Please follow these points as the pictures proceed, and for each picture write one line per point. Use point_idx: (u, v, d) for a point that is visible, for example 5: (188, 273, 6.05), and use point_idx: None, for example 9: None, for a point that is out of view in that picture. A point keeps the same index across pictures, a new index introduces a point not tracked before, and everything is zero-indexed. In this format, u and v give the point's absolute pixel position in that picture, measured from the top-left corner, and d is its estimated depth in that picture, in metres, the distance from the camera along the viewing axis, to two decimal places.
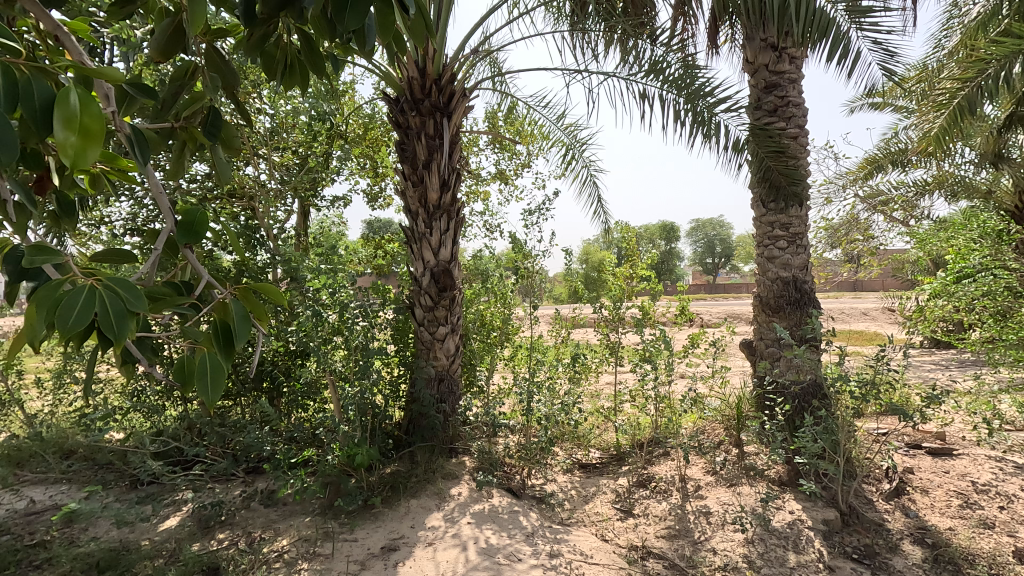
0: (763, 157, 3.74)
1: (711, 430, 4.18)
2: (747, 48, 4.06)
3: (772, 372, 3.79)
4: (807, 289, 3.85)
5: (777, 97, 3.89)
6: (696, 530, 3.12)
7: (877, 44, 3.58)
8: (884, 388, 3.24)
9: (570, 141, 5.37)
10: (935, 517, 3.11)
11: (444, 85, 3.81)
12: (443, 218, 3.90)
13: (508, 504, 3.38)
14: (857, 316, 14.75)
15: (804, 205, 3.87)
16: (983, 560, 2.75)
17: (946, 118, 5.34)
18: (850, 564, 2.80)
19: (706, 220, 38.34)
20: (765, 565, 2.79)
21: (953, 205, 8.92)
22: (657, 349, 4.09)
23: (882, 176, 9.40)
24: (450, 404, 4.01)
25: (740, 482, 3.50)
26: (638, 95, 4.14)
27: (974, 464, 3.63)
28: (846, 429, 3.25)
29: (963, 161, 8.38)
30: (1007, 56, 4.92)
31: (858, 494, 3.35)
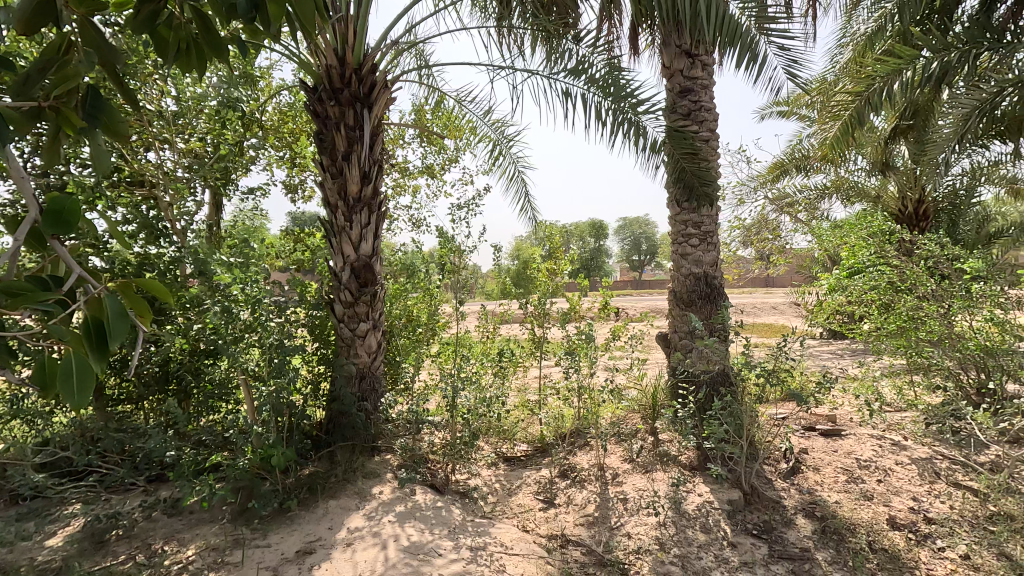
0: (678, 158, 3.95)
1: (630, 420, 4.35)
2: (663, 53, 4.24)
3: (684, 362, 3.98)
4: (717, 284, 4.09)
5: (691, 101, 4.10)
6: (613, 517, 3.25)
7: (783, 50, 3.83)
8: (783, 376, 3.49)
9: (497, 137, 5.40)
10: (825, 492, 3.41)
11: (364, 75, 3.72)
12: (363, 211, 3.79)
13: (431, 500, 3.37)
14: (767, 310, 15.75)
15: (714, 206, 4.09)
16: (861, 529, 3.05)
17: (841, 128, 5.80)
18: (750, 539, 3.01)
19: (634, 219, 39.71)
20: (676, 546, 2.95)
21: (847, 208, 9.75)
22: (579, 344, 4.19)
23: (788, 180, 10.13)
24: (373, 402, 3.92)
25: (654, 468, 3.66)
26: (562, 94, 4.21)
27: (859, 443, 4.00)
28: (750, 414, 3.49)
29: (856, 167, 9.20)
30: (892, 73, 5.43)
31: (758, 474, 3.60)
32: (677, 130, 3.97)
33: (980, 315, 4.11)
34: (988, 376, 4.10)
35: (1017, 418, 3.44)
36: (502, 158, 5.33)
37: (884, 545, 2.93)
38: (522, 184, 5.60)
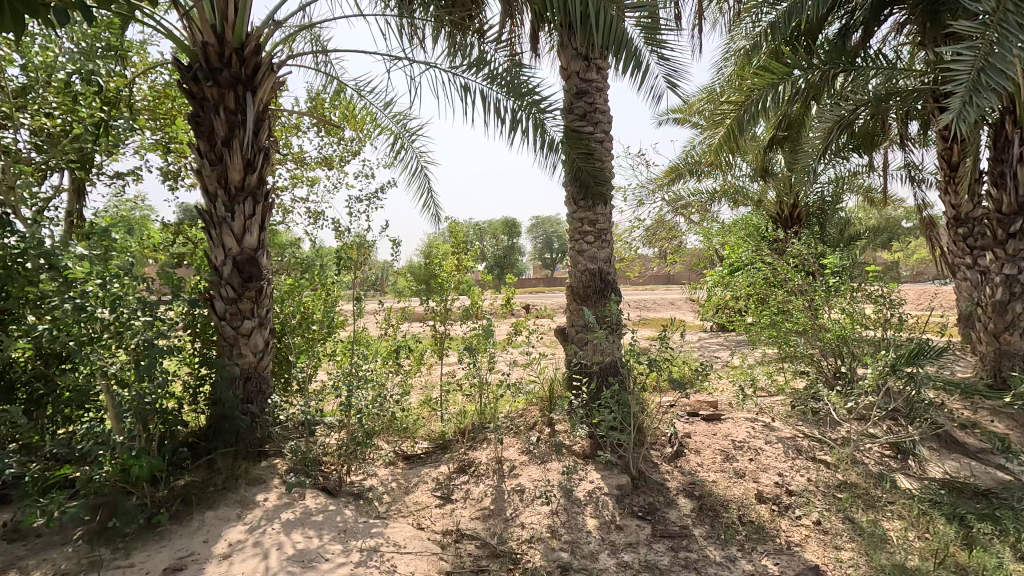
0: (574, 158, 4.07)
1: (529, 413, 4.44)
2: (560, 54, 4.34)
3: (578, 354, 4.12)
4: (611, 280, 4.26)
5: (586, 103, 4.24)
6: (508, 508, 3.30)
7: (663, 61, 4.07)
8: (667, 365, 3.71)
9: (399, 129, 5.28)
10: (703, 472, 3.67)
11: (247, 56, 3.49)
12: (247, 201, 3.56)
13: (322, 504, 3.23)
14: (667, 305, 16.71)
15: (607, 205, 4.26)
16: (732, 504, 3.32)
17: (724, 135, 6.26)
18: (635, 521, 3.17)
19: (545, 218, 40.61)
20: (567, 532, 3.05)
21: (734, 210, 10.57)
22: (478, 340, 4.19)
23: (683, 183, 10.80)
24: (259, 404, 3.69)
25: (550, 458, 3.77)
26: (461, 89, 4.19)
27: (735, 425, 4.35)
28: (637, 403, 3.67)
29: (741, 173, 9.99)
30: (766, 88, 5.95)
31: (646, 459, 3.80)
32: (574, 132, 4.08)
33: (838, 308, 4.56)
34: (844, 362, 4.52)
35: (863, 397, 3.89)
36: (404, 152, 5.22)
37: (751, 518, 3.21)
38: (426, 178, 5.52)
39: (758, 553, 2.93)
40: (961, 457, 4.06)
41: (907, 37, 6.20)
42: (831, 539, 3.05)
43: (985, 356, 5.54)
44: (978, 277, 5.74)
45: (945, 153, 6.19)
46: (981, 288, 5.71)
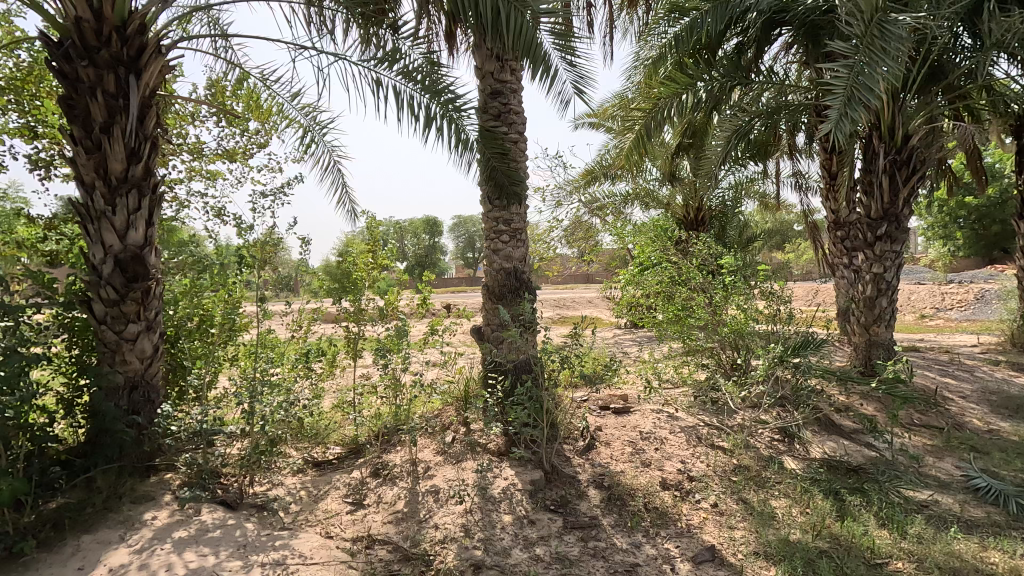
0: (489, 157, 4.10)
1: (444, 413, 4.40)
2: (475, 54, 4.33)
3: (493, 352, 4.14)
4: (526, 279, 4.30)
5: (500, 103, 4.27)
6: (422, 510, 3.25)
7: (572, 67, 4.19)
8: (578, 362, 3.82)
9: (308, 122, 5.06)
10: (613, 463, 3.82)
11: (130, 36, 3.19)
12: (131, 193, 3.26)
13: (220, 519, 3.02)
14: (584, 304, 17.22)
15: (522, 205, 4.31)
16: (639, 492, 3.48)
17: (634, 140, 6.54)
18: (547, 515, 3.24)
19: (467, 217, 40.56)
20: (480, 529, 3.06)
21: (645, 212, 11.08)
22: (391, 340, 4.08)
23: (598, 186, 11.18)
24: (148, 415, 3.39)
25: (465, 458, 3.76)
26: (373, 84, 4.08)
27: (643, 418, 4.57)
28: (550, 399, 3.75)
29: (651, 177, 10.49)
30: (672, 96, 6.28)
31: (559, 453, 3.89)
32: (489, 132, 4.14)
33: (735, 305, 4.90)
34: (738, 354, 4.95)
35: (755, 386, 4.21)
36: (313, 146, 5.01)
37: (656, 504, 3.38)
38: (338, 174, 5.33)
39: (661, 538, 3.09)
40: (837, 438, 4.51)
41: (794, 56, 6.78)
42: (726, 520, 3.28)
43: (857, 346, 6.19)
44: (852, 275, 6.40)
45: (825, 164, 6.84)
46: (854, 286, 6.36)
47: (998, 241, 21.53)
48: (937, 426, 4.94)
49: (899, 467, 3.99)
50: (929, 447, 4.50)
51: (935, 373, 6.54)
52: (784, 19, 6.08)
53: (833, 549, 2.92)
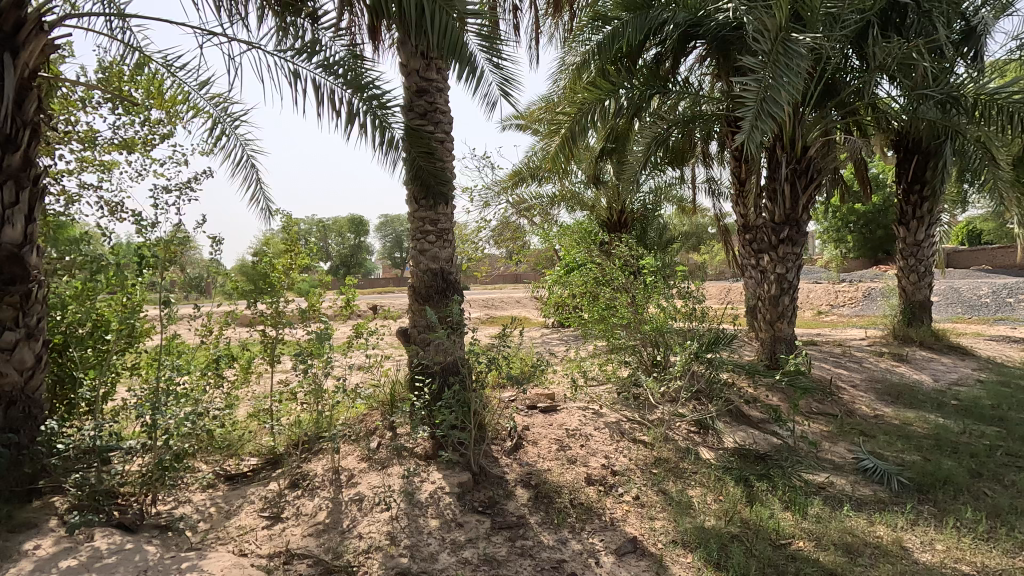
0: (414, 156, 4.04)
1: (369, 419, 4.27)
2: (400, 50, 4.23)
3: (420, 355, 4.06)
4: (453, 280, 4.25)
5: (426, 102, 4.20)
6: (345, 520, 3.14)
7: (497, 69, 4.21)
8: (505, 363, 3.84)
9: (218, 113, 4.73)
10: (540, 462, 3.86)
11: (3, 9, 2.85)
12: (6, 185, 2.90)
13: (116, 544, 2.76)
14: (513, 304, 17.35)
15: (449, 205, 4.26)
16: (565, 489, 3.54)
17: (560, 143, 6.65)
18: (475, 517, 3.22)
19: (394, 217, 39.75)
20: (406, 536, 2.99)
21: (571, 214, 11.33)
22: (310, 344, 3.88)
23: (525, 187, 11.30)
24: (29, 434, 3.04)
25: (390, 463, 3.67)
26: (291, 75, 3.89)
27: (568, 416, 4.66)
28: (478, 401, 3.74)
29: (577, 180, 10.74)
30: (595, 101, 6.45)
31: (487, 454, 3.88)
32: (414, 130, 4.08)
33: (655, 304, 5.09)
34: (659, 350, 5.08)
35: (674, 381, 4.40)
36: (224, 139, 4.69)
37: (581, 500, 3.46)
38: (253, 170, 5.03)
39: (587, 533, 3.16)
40: (747, 428, 4.81)
41: (707, 69, 7.17)
42: (648, 511, 3.41)
43: (763, 342, 6.64)
44: (759, 276, 6.86)
45: (735, 171, 7.29)
46: (761, 285, 6.82)
47: (881, 244, 23.92)
48: (832, 414, 5.40)
49: (800, 453, 4.32)
50: (825, 433, 4.91)
51: (830, 365, 7.15)
52: (698, 32, 6.41)
53: (743, 533, 3.11)
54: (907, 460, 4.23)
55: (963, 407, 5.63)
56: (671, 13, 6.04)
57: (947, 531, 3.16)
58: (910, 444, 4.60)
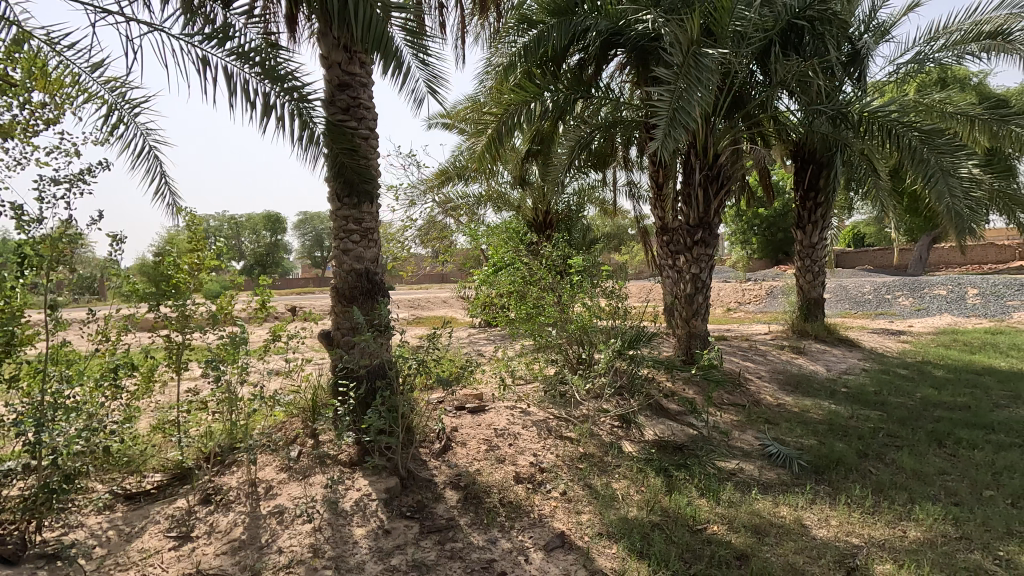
0: (337, 153, 3.93)
1: (288, 427, 4.06)
2: (320, 42, 4.04)
3: (343, 358, 3.91)
4: (379, 280, 4.13)
5: (349, 97, 4.06)
6: (264, 534, 2.97)
7: (424, 67, 4.16)
8: (434, 366, 3.78)
9: (113, 99, 4.31)
10: (469, 463, 3.85)
11: None
12: None
13: None
14: (439, 304, 17.19)
15: (374, 203, 4.13)
16: (494, 489, 3.55)
17: (486, 143, 6.64)
18: (404, 522, 3.15)
19: (315, 214, 38.18)
20: (330, 547, 2.88)
21: (497, 214, 11.38)
22: (222, 350, 3.62)
23: (451, 187, 11.21)
24: None
25: (313, 473, 3.52)
26: (199, 62, 3.62)
27: (496, 416, 4.68)
28: (406, 405, 3.66)
29: (503, 180, 10.80)
30: (521, 104, 6.51)
31: (414, 458, 3.82)
32: (337, 125, 3.96)
33: (580, 303, 5.22)
34: (583, 348, 5.19)
35: (598, 378, 4.54)
36: (121, 127, 4.29)
37: (510, 499, 3.49)
38: (155, 162, 4.63)
39: (515, 531, 3.19)
40: (666, 421, 5.06)
41: (628, 76, 7.44)
42: (574, 506, 3.49)
43: (680, 338, 6.99)
44: (675, 275, 7.21)
45: (654, 176, 7.62)
46: (678, 284, 7.17)
47: (782, 245, 25.97)
48: (741, 404, 5.80)
49: (713, 442, 4.59)
50: (735, 422, 5.26)
51: (739, 358, 7.66)
52: (618, 41, 6.64)
53: (663, 521, 3.27)
54: (805, 444, 4.62)
55: (851, 394, 6.23)
56: (593, 21, 6.22)
57: (839, 508, 3.48)
58: (808, 429, 5.02)
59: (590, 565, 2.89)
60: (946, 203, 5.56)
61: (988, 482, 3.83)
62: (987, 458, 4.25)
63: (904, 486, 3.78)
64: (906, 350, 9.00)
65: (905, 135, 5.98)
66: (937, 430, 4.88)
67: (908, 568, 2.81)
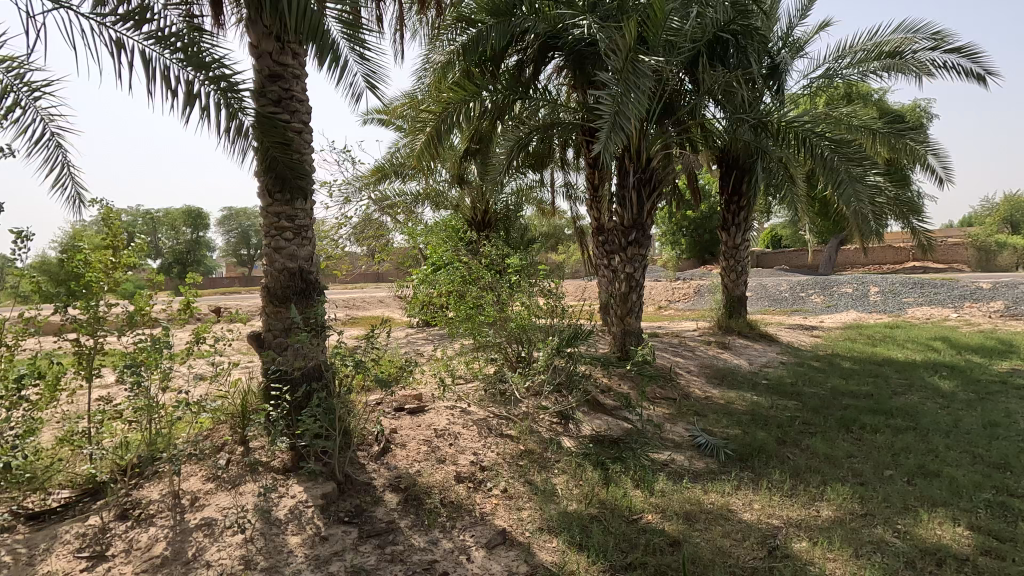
0: (268, 147, 3.78)
1: (215, 435, 3.86)
2: (249, 29, 3.84)
3: (276, 361, 3.75)
4: (313, 280, 3.99)
5: (281, 88, 3.88)
6: (190, 549, 2.81)
7: (362, 60, 4.07)
8: (372, 367, 3.69)
9: (9, 80, 3.92)
10: (409, 465, 3.81)
11: None
12: None
13: None
14: (375, 303, 16.80)
15: (308, 200, 3.99)
16: (435, 490, 3.54)
17: (424, 141, 6.56)
18: (342, 528, 3.07)
19: (241, 210, 36.28)
20: (264, 558, 2.77)
21: (435, 212, 11.28)
22: (140, 354, 3.38)
23: (388, 184, 10.99)
24: None
25: (243, 481, 3.36)
26: (112, 44, 3.36)
27: (436, 416, 4.65)
28: (343, 408, 3.56)
29: (441, 178, 10.72)
30: (460, 102, 6.48)
31: (352, 462, 3.72)
32: (268, 117, 3.80)
33: (519, 301, 5.27)
34: (523, 347, 5.24)
35: (537, 375, 4.60)
36: (18, 111, 3.90)
37: (451, 499, 3.48)
38: (59, 150, 4.25)
39: (457, 530, 3.18)
40: (602, 415, 5.21)
41: (564, 79, 7.58)
42: (515, 502, 3.53)
43: (615, 335, 7.20)
44: (610, 274, 7.43)
45: (590, 178, 7.82)
46: (613, 283, 7.40)
47: (708, 245, 27.33)
48: (672, 397, 6.06)
49: (647, 435, 4.78)
50: (667, 415, 5.49)
51: (670, 354, 8.00)
52: (556, 44, 6.76)
53: (601, 513, 3.37)
54: (731, 434, 4.90)
55: (771, 385, 6.66)
56: (532, 23, 6.30)
57: (761, 492, 3.72)
58: (733, 420, 5.32)
59: (531, 560, 2.93)
60: (852, 208, 6.07)
61: (889, 462, 4.22)
62: (888, 440, 4.68)
63: (818, 470, 4.09)
64: (818, 344, 9.72)
65: (818, 145, 6.43)
66: (845, 417, 5.32)
67: (822, 545, 3.05)
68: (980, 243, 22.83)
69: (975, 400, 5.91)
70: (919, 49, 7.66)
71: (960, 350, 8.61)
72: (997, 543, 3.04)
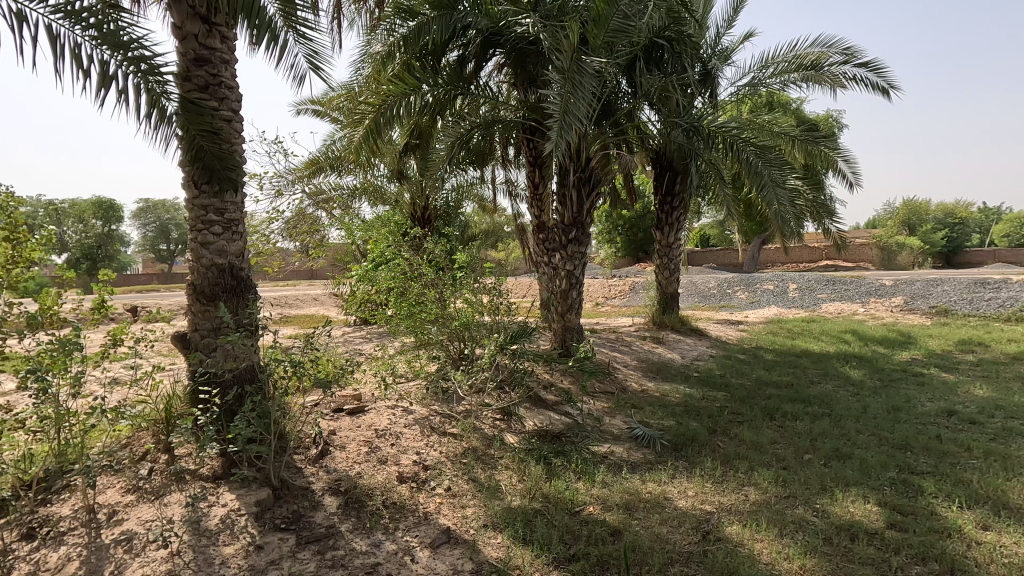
0: (193, 135, 3.54)
1: (135, 443, 3.59)
2: (171, 8, 3.57)
3: (204, 363, 3.53)
4: (245, 277, 3.79)
5: (208, 73, 3.65)
6: (109, 566, 2.61)
7: (302, 40, 3.91)
8: (310, 368, 3.55)
9: None
10: (349, 467, 3.70)
11: None
12: None
13: None
14: (310, 301, 16.21)
15: (238, 193, 3.77)
16: (377, 492, 3.46)
17: (362, 133, 6.30)
18: (278, 536, 2.95)
19: (160, 202, 33.96)
20: (192, 571, 2.61)
21: (373, 208, 11.02)
22: (46, 358, 3.07)
23: (323, 178, 10.63)
24: None
25: (167, 492, 3.15)
26: (11, 16, 3.04)
27: (377, 416, 4.56)
28: (278, 411, 3.41)
29: (379, 174, 10.51)
30: (400, 95, 6.34)
31: (288, 466, 3.57)
32: (192, 103, 3.56)
33: (461, 299, 5.25)
34: (465, 345, 5.22)
35: (480, 373, 4.58)
36: None
37: (393, 500, 3.41)
38: None
39: (400, 531, 3.13)
40: (544, 411, 5.28)
41: (504, 77, 7.59)
42: (459, 500, 3.51)
43: (556, 331, 7.28)
44: (551, 272, 7.52)
45: (530, 176, 7.82)
46: (553, 281, 7.49)
47: (643, 245, 28.28)
48: (611, 391, 6.24)
49: (587, 428, 4.89)
50: (606, 409, 5.64)
51: (608, 349, 8.24)
52: (497, 41, 6.75)
53: (544, 507, 3.41)
54: (666, 425, 5.09)
55: (702, 377, 7.00)
56: (474, 18, 6.26)
57: (695, 479, 3.90)
58: (668, 411, 5.53)
59: (476, 557, 2.94)
60: (776, 209, 6.47)
61: (808, 447, 4.54)
62: (807, 426, 5.03)
63: (746, 456, 4.33)
64: (743, 338, 10.28)
65: (745, 150, 6.71)
66: (769, 406, 5.66)
67: (750, 527, 3.23)
68: (883, 245, 25.00)
69: (880, 387, 6.45)
70: (834, 63, 8.24)
71: (867, 342, 9.38)
72: (901, 517, 3.34)
